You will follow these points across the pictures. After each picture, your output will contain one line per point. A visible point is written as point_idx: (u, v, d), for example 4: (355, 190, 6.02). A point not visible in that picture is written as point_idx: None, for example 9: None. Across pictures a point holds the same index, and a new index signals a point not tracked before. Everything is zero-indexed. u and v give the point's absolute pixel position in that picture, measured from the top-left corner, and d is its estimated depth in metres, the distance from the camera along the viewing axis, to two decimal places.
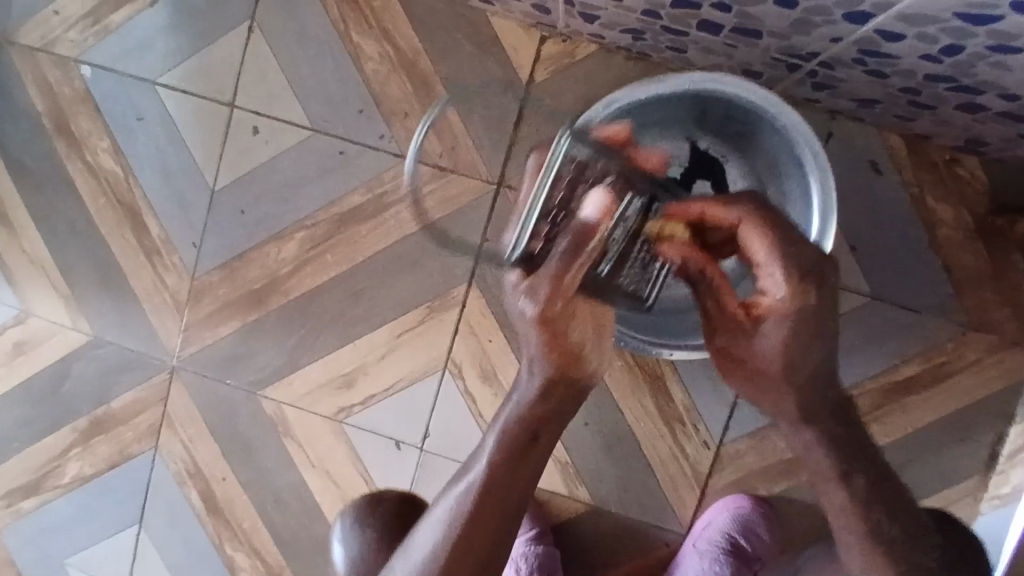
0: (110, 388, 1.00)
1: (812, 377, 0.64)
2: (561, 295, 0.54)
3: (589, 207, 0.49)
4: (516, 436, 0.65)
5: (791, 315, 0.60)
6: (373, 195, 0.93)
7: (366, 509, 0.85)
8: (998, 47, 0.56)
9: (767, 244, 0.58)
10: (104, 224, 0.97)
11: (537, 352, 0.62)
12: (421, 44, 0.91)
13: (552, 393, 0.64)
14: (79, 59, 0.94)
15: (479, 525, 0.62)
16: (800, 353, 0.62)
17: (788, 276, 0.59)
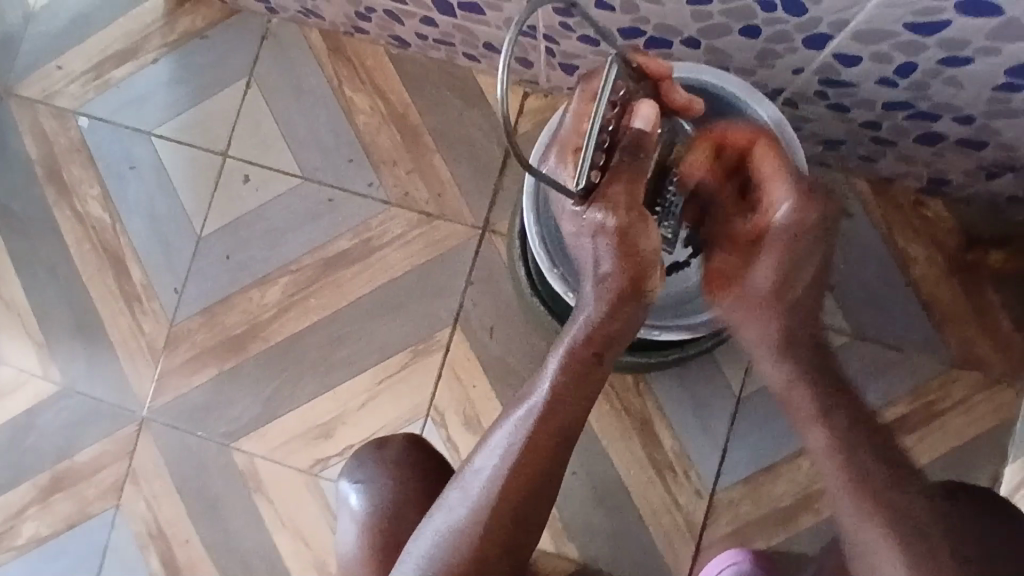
0: (73, 441, 0.95)
1: (796, 299, 0.69)
2: (633, 207, 0.62)
3: (641, 120, 0.60)
4: (579, 356, 0.65)
5: (787, 233, 0.68)
6: (359, 239, 0.95)
7: (380, 451, 0.78)
8: (948, 60, 0.62)
9: (784, 171, 0.67)
10: (85, 270, 0.97)
11: (610, 268, 0.64)
12: (410, 99, 0.95)
13: (616, 316, 0.65)
14: (79, 111, 0.99)
15: (535, 458, 0.64)
16: (790, 271, 0.69)
17: (789, 195, 0.67)
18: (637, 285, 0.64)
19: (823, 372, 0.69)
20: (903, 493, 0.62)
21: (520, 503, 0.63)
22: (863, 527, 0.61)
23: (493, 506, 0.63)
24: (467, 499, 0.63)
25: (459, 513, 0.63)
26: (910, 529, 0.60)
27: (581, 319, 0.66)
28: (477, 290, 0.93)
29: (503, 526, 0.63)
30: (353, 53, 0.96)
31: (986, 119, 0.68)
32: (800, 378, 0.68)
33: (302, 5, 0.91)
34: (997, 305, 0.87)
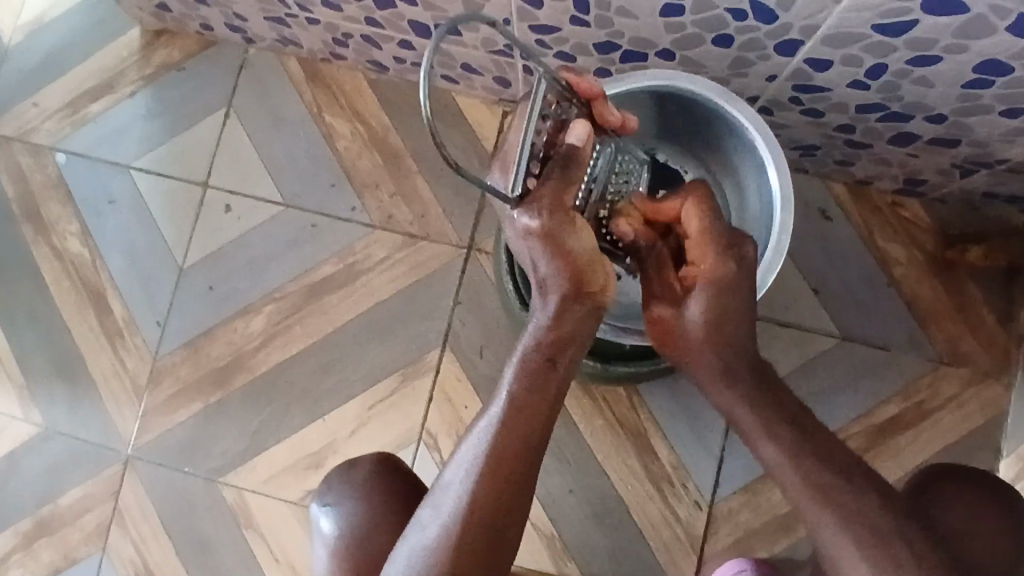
0: (57, 484, 0.92)
1: (731, 345, 0.63)
2: (562, 210, 0.56)
3: (573, 134, 0.55)
4: (534, 362, 0.60)
5: (716, 288, 0.62)
6: (344, 264, 0.94)
7: (348, 473, 0.76)
8: (917, 60, 0.63)
9: (709, 242, 0.62)
10: (65, 307, 0.96)
11: (548, 271, 0.59)
12: (390, 122, 0.96)
13: (569, 317, 0.60)
14: (55, 147, 0.98)
15: (504, 472, 0.59)
16: (727, 318, 0.62)
17: (712, 247, 0.62)
18: (576, 284, 0.59)
19: (767, 391, 0.64)
20: (859, 495, 0.60)
21: (492, 523, 0.58)
22: (829, 535, 0.60)
23: (462, 527, 0.58)
24: (438, 519, 0.58)
25: (431, 534, 0.58)
26: (870, 532, 0.58)
27: (533, 323, 0.61)
28: (465, 310, 0.92)
29: (476, 545, 0.57)
30: (331, 79, 0.97)
31: (956, 116, 0.70)
32: (744, 399, 0.63)
33: (279, 33, 0.92)
34: (979, 301, 0.88)
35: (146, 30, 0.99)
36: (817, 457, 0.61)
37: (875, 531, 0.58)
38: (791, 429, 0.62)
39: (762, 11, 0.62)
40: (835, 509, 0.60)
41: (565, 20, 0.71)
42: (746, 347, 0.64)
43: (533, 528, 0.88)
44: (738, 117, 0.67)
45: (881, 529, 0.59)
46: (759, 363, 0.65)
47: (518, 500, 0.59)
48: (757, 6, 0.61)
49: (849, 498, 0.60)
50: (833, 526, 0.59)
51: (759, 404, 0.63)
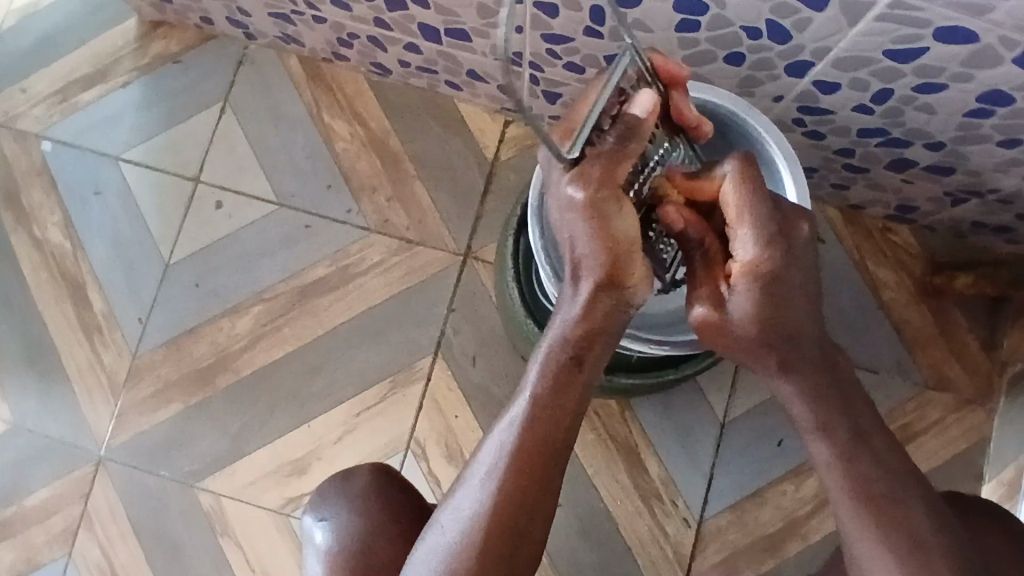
0: (24, 483, 0.88)
1: (790, 336, 0.59)
2: (611, 184, 0.54)
3: (634, 105, 0.53)
4: (558, 360, 0.59)
5: (764, 277, 0.57)
6: (337, 266, 0.92)
7: (343, 487, 0.73)
8: (923, 87, 0.64)
9: (758, 219, 0.57)
10: (42, 299, 0.92)
11: (584, 254, 0.56)
12: (391, 126, 0.95)
13: (593, 313, 0.57)
14: (41, 134, 0.95)
15: (527, 476, 0.58)
16: (778, 310, 0.58)
17: (758, 233, 0.57)
18: (610, 276, 0.56)
19: (827, 381, 0.61)
20: (886, 475, 0.59)
21: (515, 528, 0.58)
22: (852, 525, 0.59)
23: (484, 531, 0.58)
24: (458, 523, 0.58)
25: (451, 539, 0.58)
26: (911, 544, 0.57)
27: (558, 318, 0.59)
28: (459, 318, 0.91)
29: (501, 550, 0.58)
30: (333, 80, 0.96)
31: (955, 144, 0.72)
32: (805, 395, 0.60)
33: (282, 30, 0.91)
34: (964, 328, 0.90)
35: (144, 20, 0.96)
36: (870, 463, 0.59)
37: (897, 517, 0.58)
38: (848, 431, 0.60)
39: (777, 30, 0.62)
40: (880, 521, 0.58)
41: (580, 30, 0.71)
42: (807, 336, 0.60)
43: None
44: (764, 135, 0.67)
45: (922, 539, 0.57)
46: (827, 355, 0.61)
47: (542, 501, 0.59)
48: (773, 25, 0.62)
49: (895, 509, 0.58)
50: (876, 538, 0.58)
51: (820, 402, 0.60)
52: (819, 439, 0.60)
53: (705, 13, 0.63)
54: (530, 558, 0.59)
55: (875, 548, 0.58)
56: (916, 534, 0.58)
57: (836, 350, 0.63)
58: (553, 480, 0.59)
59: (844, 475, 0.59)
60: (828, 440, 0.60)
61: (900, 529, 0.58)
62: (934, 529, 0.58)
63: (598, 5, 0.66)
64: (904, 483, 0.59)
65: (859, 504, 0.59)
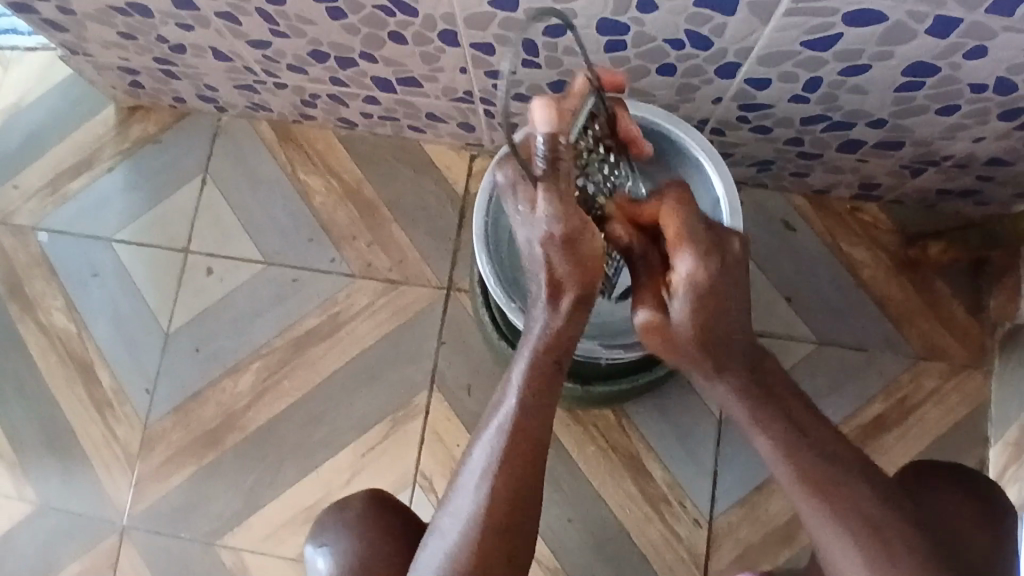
0: (53, 560, 0.91)
1: (725, 341, 0.63)
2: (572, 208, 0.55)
3: (538, 122, 0.54)
4: (540, 364, 0.62)
5: (700, 292, 0.60)
6: (328, 314, 0.96)
7: (341, 513, 0.76)
8: (849, 70, 0.66)
9: (687, 237, 0.60)
10: (53, 383, 0.96)
11: (562, 273, 0.59)
12: (363, 175, 0.99)
13: (569, 319, 0.61)
14: (37, 227, 1.00)
15: (519, 468, 0.60)
16: (714, 319, 0.61)
17: (693, 253, 0.60)
18: (585, 288, 0.59)
19: (760, 386, 0.64)
20: (827, 457, 0.62)
21: (512, 526, 0.59)
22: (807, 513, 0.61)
23: (484, 529, 0.59)
24: (457, 525, 0.60)
25: (452, 541, 0.59)
26: (860, 522, 0.59)
27: (536, 328, 0.62)
28: (449, 350, 0.94)
29: (500, 548, 0.59)
30: (304, 139, 1.00)
31: (896, 119, 0.73)
32: (738, 393, 0.64)
33: (249, 100, 0.95)
34: (947, 295, 0.91)
35: (121, 107, 1.02)
36: (809, 449, 0.62)
37: (840, 493, 0.60)
38: (781, 420, 0.63)
39: (698, 39, 0.65)
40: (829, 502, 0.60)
41: (517, 63, 0.74)
42: (740, 343, 0.63)
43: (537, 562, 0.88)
44: (685, 140, 0.72)
45: (870, 516, 0.59)
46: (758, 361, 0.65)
47: (533, 497, 0.61)
48: (692, 34, 0.65)
49: (840, 487, 0.60)
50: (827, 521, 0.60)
51: (750, 400, 0.64)
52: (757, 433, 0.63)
53: (626, 32, 0.66)
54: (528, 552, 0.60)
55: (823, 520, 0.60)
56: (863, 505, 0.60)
57: (765, 353, 0.66)
58: (539, 474, 0.61)
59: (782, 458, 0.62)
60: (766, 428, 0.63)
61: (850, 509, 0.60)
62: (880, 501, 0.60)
63: (528, 38, 0.69)
64: (849, 465, 0.62)
65: (808, 490, 0.61)
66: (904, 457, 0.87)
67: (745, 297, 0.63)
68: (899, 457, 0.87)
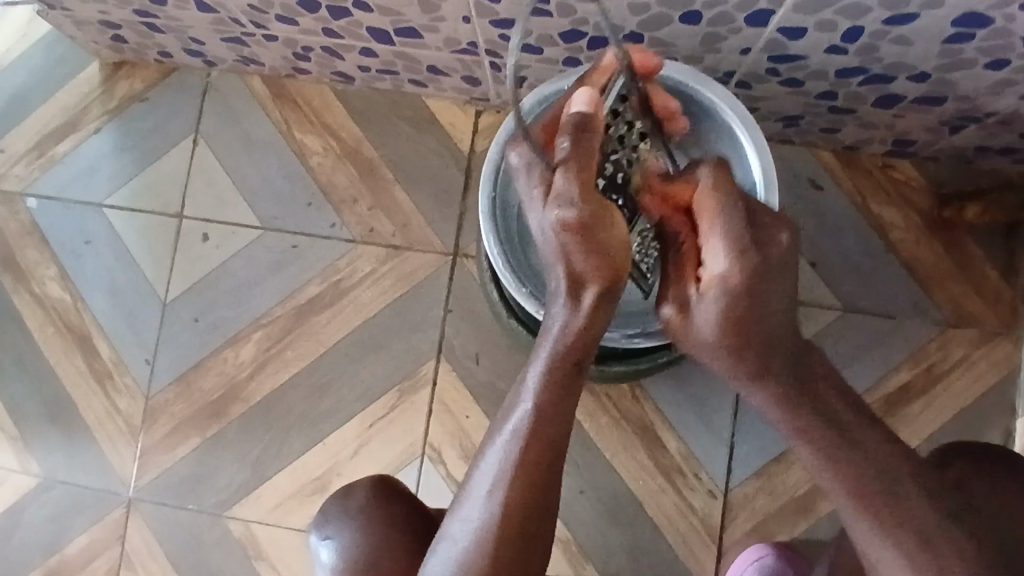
0: (62, 532, 0.91)
1: (769, 348, 0.56)
2: (591, 193, 0.53)
3: (576, 101, 0.55)
4: (560, 368, 0.58)
5: (732, 293, 0.54)
6: (329, 282, 0.92)
7: (343, 503, 0.77)
8: (893, 19, 0.60)
9: (722, 211, 0.54)
10: (51, 354, 0.94)
11: (582, 265, 0.54)
12: (362, 133, 0.93)
13: (593, 317, 0.56)
14: (25, 193, 0.96)
15: (534, 476, 0.58)
16: (752, 317, 0.54)
17: (728, 244, 0.54)
18: (612, 284, 0.55)
19: (806, 396, 0.57)
20: (882, 465, 0.57)
21: (526, 533, 0.58)
22: (856, 526, 0.58)
23: (498, 535, 0.57)
24: (468, 531, 0.58)
25: (462, 548, 0.58)
26: (913, 535, 0.56)
27: (555, 326, 0.57)
28: (456, 318, 0.91)
29: (512, 557, 0.57)
30: (298, 95, 0.94)
31: (939, 73, 0.67)
32: (778, 398, 0.57)
33: (238, 53, 0.89)
34: (980, 257, 0.86)
35: (105, 63, 0.96)
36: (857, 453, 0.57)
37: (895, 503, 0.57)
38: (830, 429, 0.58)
39: None
40: (886, 519, 0.57)
41: (525, 12, 0.68)
42: (781, 354, 0.56)
43: None
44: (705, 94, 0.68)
45: (924, 528, 0.56)
46: (801, 360, 0.58)
47: (548, 505, 0.58)
48: None
49: (890, 496, 0.57)
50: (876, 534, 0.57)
51: (794, 408, 0.57)
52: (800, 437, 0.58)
53: None
54: (539, 557, 0.59)
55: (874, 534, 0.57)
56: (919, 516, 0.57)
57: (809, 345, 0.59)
58: (554, 480, 0.59)
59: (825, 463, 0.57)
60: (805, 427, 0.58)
61: (902, 524, 0.56)
62: (935, 511, 0.57)
63: None
64: (900, 478, 0.57)
65: (859, 501, 0.57)
66: (928, 425, 0.84)
67: (790, 293, 0.56)
68: (923, 426, 0.84)
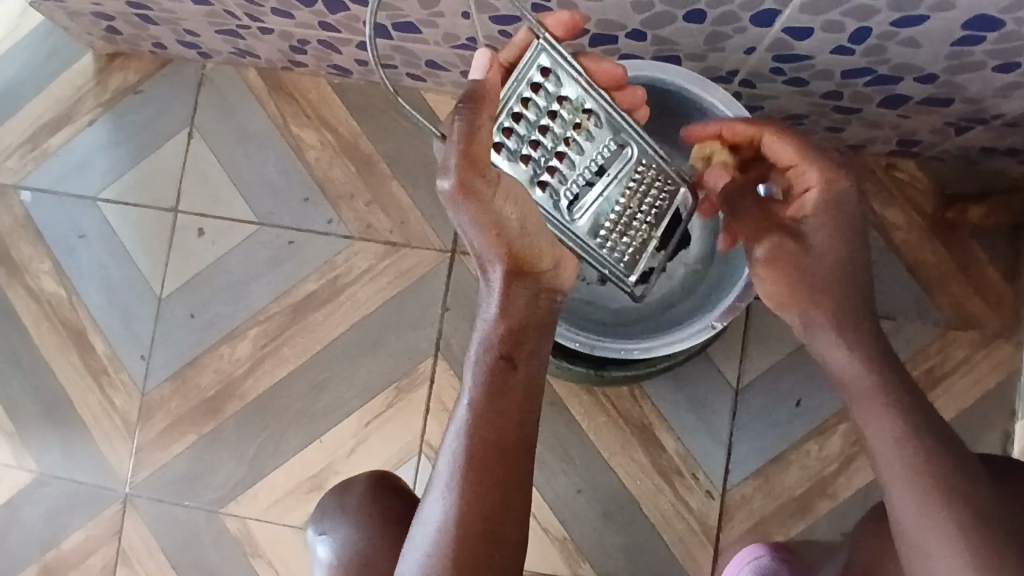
0: (58, 529, 0.91)
1: (852, 272, 0.61)
2: (474, 167, 0.55)
3: (472, 68, 0.56)
4: (491, 359, 0.59)
5: (834, 208, 0.61)
6: (326, 279, 0.91)
7: (341, 499, 0.77)
8: (902, 21, 0.59)
9: (806, 146, 0.61)
10: (46, 349, 0.93)
11: (488, 250, 0.59)
12: (360, 127, 0.92)
13: (516, 302, 0.59)
14: (19, 186, 0.94)
15: (488, 470, 0.57)
16: (842, 240, 0.61)
17: (819, 169, 0.61)
18: (517, 261, 0.59)
19: (878, 351, 0.59)
20: (944, 451, 0.56)
21: (487, 529, 0.56)
22: (905, 508, 0.55)
23: (457, 533, 0.55)
24: (428, 533, 0.56)
25: (426, 551, 0.55)
26: (973, 519, 0.53)
27: (483, 317, 0.60)
28: (454, 316, 0.90)
29: (475, 556, 0.55)
30: (295, 88, 0.93)
31: (947, 75, 0.66)
32: (854, 351, 0.59)
33: (233, 46, 0.88)
34: (983, 259, 0.85)
35: (99, 54, 0.95)
36: (919, 429, 0.56)
37: (949, 485, 0.54)
38: (898, 396, 0.57)
39: None
40: (937, 494, 0.54)
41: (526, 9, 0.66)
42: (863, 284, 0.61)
43: (545, 533, 0.86)
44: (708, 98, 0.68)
45: (982, 513, 0.54)
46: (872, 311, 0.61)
47: (506, 502, 0.57)
48: None
49: (951, 478, 0.54)
50: (920, 509, 0.54)
51: (866, 359, 0.59)
52: (873, 403, 0.58)
53: None
54: (506, 558, 0.56)
55: (928, 521, 0.54)
56: (976, 501, 0.54)
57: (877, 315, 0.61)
58: (512, 475, 0.57)
59: (891, 436, 0.56)
60: (872, 390, 0.58)
61: (958, 510, 0.54)
62: (994, 503, 0.54)
63: None
64: (960, 456, 0.56)
65: (916, 478, 0.55)
66: None
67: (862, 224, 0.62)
68: None
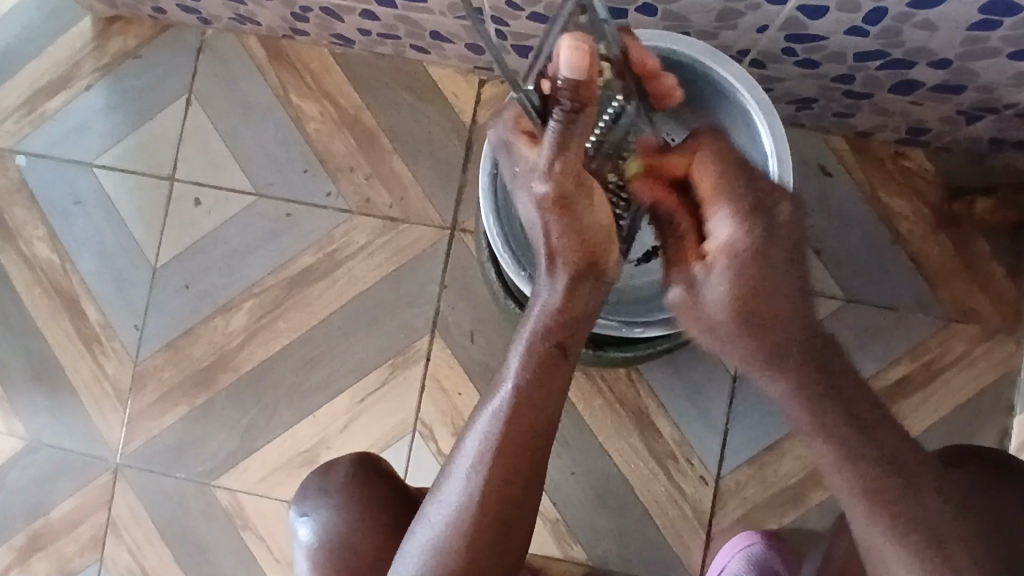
0: (47, 496, 0.90)
1: (775, 317, 0.54)
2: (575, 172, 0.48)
3: (562, 64, 0.41)
4: (543, 350, 0.57)
5: (747, 255, 0.53)
6: (323, 254, 0.90)
7: (324, 481, 0.76)
8: (919, 2, 0.57)
9: (725, 181, 0.54)
10: (39, 315, 0.92)
11: (558, 242, 0.54)
12: (362, 100, 0.91)
13: (575, 294, 0.56)
14: (15, 149, 0.93)
15: (514, 462, 0.57)
16: (762, 276, 0.53)
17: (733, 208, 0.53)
18: (587, 260, 0.55)
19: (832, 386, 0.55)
20: (906, 473, 0.54)
21: (505, 518, 0.56)
22: (863, 527, 0.55)
23: (474, 518, 0.56)
24: (445, 514, 0.57)
25: (440, 530, 0.56)
26: (927, 540, 0.53)
27: (539, 303, 0.57)
28: (452, 295, 0.89)
29: (488, 541, 0.56)
30: (296, 57, 0.91)
31: (962, 60, 0.65)
32: (796, 394, 0.54)
33: (235, 12, 0.86)
34: (987, 253, 0.84)
35: (98, 17, 0.93)
36: (879, 461, 0.54)
37: (903, 509, 0.53)
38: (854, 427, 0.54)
39: None
40: (889, 513, 0.53)
41: None
42: (787, 322, 0.54)
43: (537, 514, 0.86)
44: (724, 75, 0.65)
45: (940, 537, 0.53)
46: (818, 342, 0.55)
47: (527, 497, 0.57)
48: None
49: (910, 503, 0.53)
50: (869, 526, 0.54)
51: (811, 403, 0.54)
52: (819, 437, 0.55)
53: None
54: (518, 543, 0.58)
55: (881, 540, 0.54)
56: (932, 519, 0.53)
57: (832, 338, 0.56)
58: (538, 471, 0.58)
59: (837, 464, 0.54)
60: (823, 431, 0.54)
61: (915, 530, 0.53)
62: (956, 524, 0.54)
63: None
64: (919, 479, 0.54)
65: (869, 502, 0.54)
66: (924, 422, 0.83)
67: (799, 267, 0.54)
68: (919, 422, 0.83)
